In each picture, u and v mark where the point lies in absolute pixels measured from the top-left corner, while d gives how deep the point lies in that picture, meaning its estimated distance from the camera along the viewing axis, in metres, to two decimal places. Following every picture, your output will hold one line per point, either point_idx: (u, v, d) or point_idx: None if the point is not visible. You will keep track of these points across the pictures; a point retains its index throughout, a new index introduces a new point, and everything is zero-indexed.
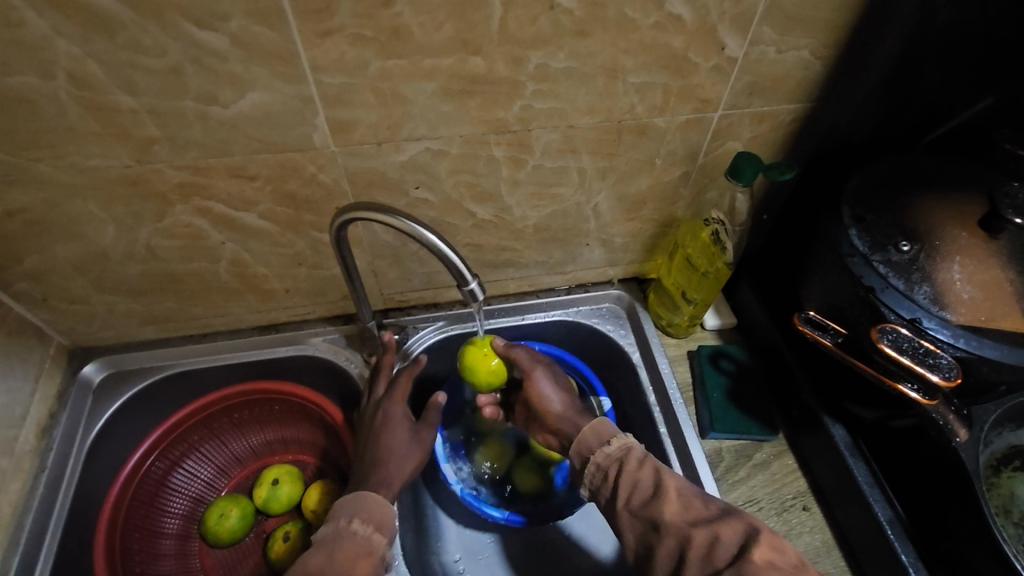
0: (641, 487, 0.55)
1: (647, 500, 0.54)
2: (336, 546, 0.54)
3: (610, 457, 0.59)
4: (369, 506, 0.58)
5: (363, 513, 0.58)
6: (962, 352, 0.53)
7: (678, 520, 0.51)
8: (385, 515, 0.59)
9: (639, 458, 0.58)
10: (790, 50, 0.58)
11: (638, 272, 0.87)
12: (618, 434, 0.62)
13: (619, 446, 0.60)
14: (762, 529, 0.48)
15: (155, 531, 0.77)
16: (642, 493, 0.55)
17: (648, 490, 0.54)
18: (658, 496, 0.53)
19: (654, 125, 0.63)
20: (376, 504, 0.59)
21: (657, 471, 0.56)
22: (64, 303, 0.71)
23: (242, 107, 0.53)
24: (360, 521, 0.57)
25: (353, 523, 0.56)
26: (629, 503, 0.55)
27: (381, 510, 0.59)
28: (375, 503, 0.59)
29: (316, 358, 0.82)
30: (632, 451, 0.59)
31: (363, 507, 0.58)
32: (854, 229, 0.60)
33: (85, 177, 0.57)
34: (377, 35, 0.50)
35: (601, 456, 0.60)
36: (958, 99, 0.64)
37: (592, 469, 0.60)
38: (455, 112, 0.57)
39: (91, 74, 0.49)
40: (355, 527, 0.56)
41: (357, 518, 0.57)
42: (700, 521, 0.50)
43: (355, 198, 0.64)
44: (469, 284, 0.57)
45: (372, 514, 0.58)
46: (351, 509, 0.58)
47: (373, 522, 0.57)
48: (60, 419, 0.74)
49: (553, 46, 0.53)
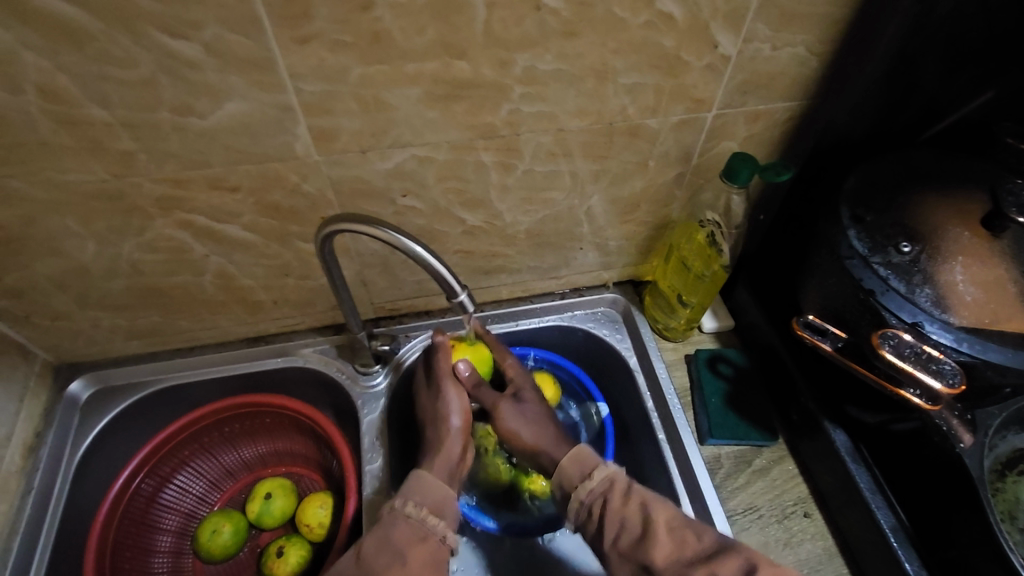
0: (629, 526, 0.54)
1: (638, 541, 0.53)
2: (389, 530, 0.55)
3: (593, 492, 0.59)
4: (424, 487, 0.59)
5: (417, 496, 0.58)
6: (965, 356, 0.51)
7: (671, 563, 0.50)
8: (441, 497, 0.59)
9: (624, 491, 0.57)
10: (785, 46, 0.57)
11: (634, 275, 0.85)
12: (600, 464, 0.61)
13: (601, 478, 0.59)
14: (761, 564, 0.47)
15: (147, 549, 0.76)
16: (630, 533, 0.54)
17: (638, 530, 0.54)
18: (647, 537, 0.53)
19: (647, 126, 0.61)
20: (430, 486, 0.59)
21: (643, 505, 0.55)
22: (47, 319, 0.69)
23: (220, 117, 0.52)
24: (415, 504, 0.57)
25: (407, 504, 0.57)
26: (618, 544, 0.54)
27: (437, 492, 0.59)
28: (431, 485, 0.60)
29: (307, 368, 0.80)
30: (615, 484, 0.58)
31: (418, 489, 0.59)
32: (853, 230, 0.58)
33: (60, 192, 0.55)
34: (356, 41, 0.48)
35: (584, 493, 0.59)
36: (959, 92, 0.62)
37: (576, 506, 0.59)
38: (441, 118, 0.55)
39: (60, 87, 0.47)
40: (409, 510, 0.56)
41: (411, 499, 0.58)
42: (695, 560, 0.49)
43: (341, 208, 0.62)
44: (458, 295, 0.56)
45: (427, 497, 0.58)
46: (407, 491, 0.59)
47: (428, 505, 0.58)
48: (46, 438, 0.72)
49: (540, 48, 0.51)
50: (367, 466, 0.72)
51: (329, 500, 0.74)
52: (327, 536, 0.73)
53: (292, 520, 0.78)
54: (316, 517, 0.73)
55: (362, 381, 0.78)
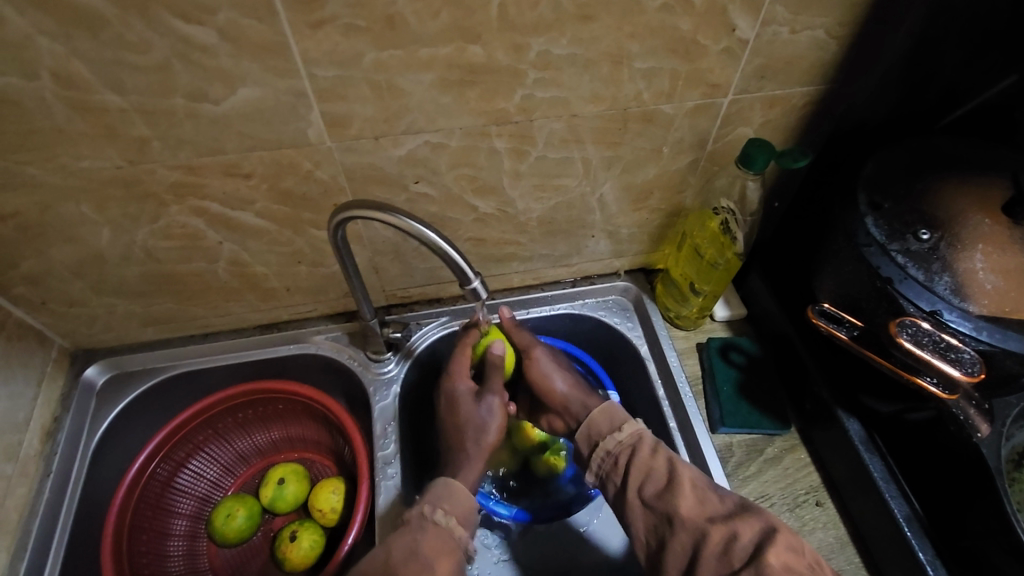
0: (655, 477, 0.56)
1: (662, 492, 0.54)
2: (419, 535, 0.55)
3: (621, 444, 0.60)
4: (454, 496, 0.60)
5: (445, 504, 0.59)
6: (984, 345, 0.51)
7: (693, 515, 0.52)
8: (467, 507, 0.60)
9: (652, 446, 0.58)
10: (804, 29, 0.56)
11: (645, 263, 0.85)
12: (629, 419, 0.62)
13: (630, 432, 0.60)
14: (780, 528, 0.49)
15: (163, 532, 0.77)
16: (656, 483, 0.55)
17: (663, 481, 0.55)
18: (672, 489, 0.54)
19: (662, 112, 0.61)
20: (458, 495, 0.60)
21: (670, 461, 0.57)
22: (64, 306, 0.70)
23: (234, 103, 0.51)
24: (443, 512, 0.58)
25: (436, 511, 0.58)
26: (642, 493, 0.56)
27: (464, 502, 0.60)
28: (459, 494, 0.60)
29: (319, 356, 0.81)
30: (644, 439, 0.59)
31: (446, 496, 0.59)
32: (871, 217, 0.57)
33: (76, 179, 0.55)
34: (369, 26, 0.48)
35: (612, 443, 0.60)
36: (983, 77, 0.61)
37: (602, 455, 0.61)
38: (455, 103, 0.55)
39: (75, 73, 0.47)
40: (437, 517, 0.57)
41: (440, 507, 0.58)
42: (716, 517, 0.51)
43: (353, 195, 0.62)
44: (471, 282, 0.55)
45: (454, 506, 0.59)
46: (434, 498, 0.59)
47: (455, 514, 0.58)
48: (64, 423, 0.73)
49: (555, 32, 0.51)
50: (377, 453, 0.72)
51: (341, 486, 0.75)
52: (340, 521, 0.74)
53: (305, 505, 0.79)
54: (328, 502, 0.74)
55: (374, 368, 0.78)
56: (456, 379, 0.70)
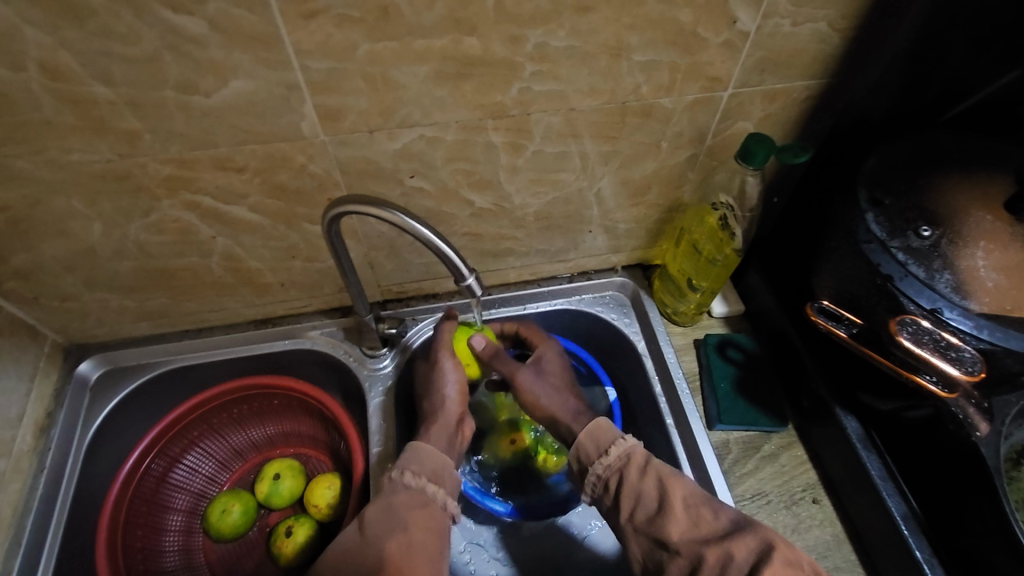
0: (646, 500, 0.56)
1: (655, 515, 0.54)
2: (390, 497, 0.56)
3: (610, 467, 0.59)
4: (421, 457, 0.60)
5: (414, 465, 0.59)
6: (985, 344, 0.50)
7: (686, 539, 0.52)
8: (440, 465, 0.60)
9: (641, 466, 0.58)
10: (806, 22, 0.55)
11: (643, 258, 0.84)
12: (617, 439, 0.61)
13: (618, 453, 0.60)
14: (776, 543, 0.48)
15: (158, 528, 0.76)
16: (647, 507, 0.55)
17: (654, 505, 0.55)
18: (664, 513, 0.54)
19: (661, 106, 0.60)
20: (427, 455, 0.60)
21: (660, 481, 0.56)
22: (56, 301, 0.69)
23: (225, 95, 0.51)
24: (412, 472, 0.58)
25: (405, 474, 0.58)
26: (634, 518, 0.56)
27: (435, 461, 0.60)
28: (427, 454, 0.60)
29: (314, 351, 0.80)
30: (632, 459, 0.59)
31: (415, 459, 0.59)
32: (871, 213, 0.57)
33: (65, 172, 0.54)
34: (364, 16, 0.47)
35: (601, 467, 0.60)
36: (983, 72, 0.60)
37: (594, 479, 0.60)
38: (450, 97, 0.54)
39: (62, 63, 0.46)
40: (407, 480, 0.57)
41: (409, 469, 0.59)
42: (710, 538, 0.50)
43: (347, 189, 0.62)
44: (467, 278, 0.55)
45: (424, 466, 0.59)
46: (404, 461, 0.59)
47: (426, 473, 0.58)
48: (58, 418, 0.73)
49: (552, 24, 0.50)
50: (372, 449, 0.71)
51: (337, 481, 0.75)
52: (335, 516, 0.74)
53: (300, 500, 0.78)
54: (324, 498, 0.73)
55: (370, 363, 0.78)
56: (426, 352, 0.71)
